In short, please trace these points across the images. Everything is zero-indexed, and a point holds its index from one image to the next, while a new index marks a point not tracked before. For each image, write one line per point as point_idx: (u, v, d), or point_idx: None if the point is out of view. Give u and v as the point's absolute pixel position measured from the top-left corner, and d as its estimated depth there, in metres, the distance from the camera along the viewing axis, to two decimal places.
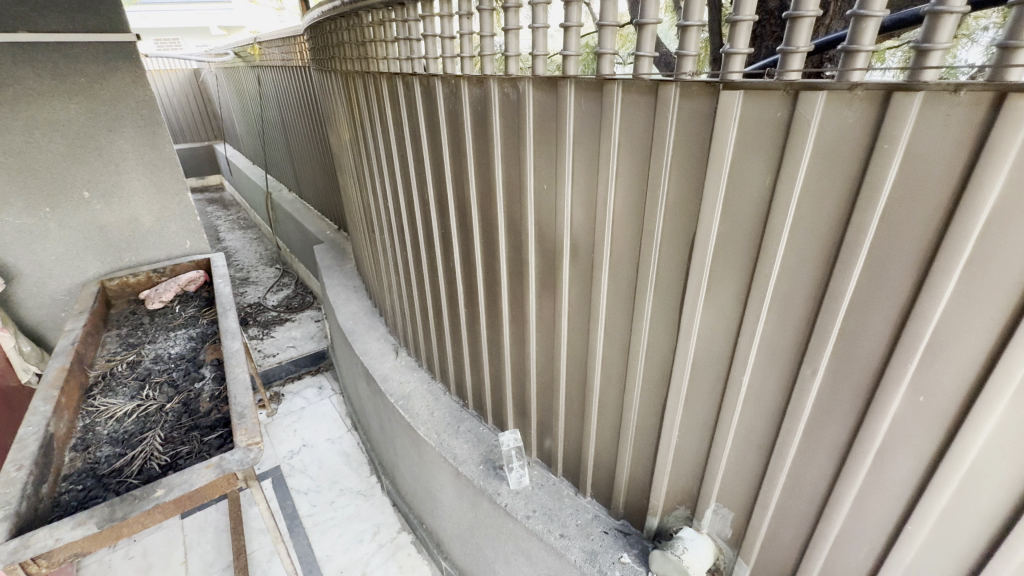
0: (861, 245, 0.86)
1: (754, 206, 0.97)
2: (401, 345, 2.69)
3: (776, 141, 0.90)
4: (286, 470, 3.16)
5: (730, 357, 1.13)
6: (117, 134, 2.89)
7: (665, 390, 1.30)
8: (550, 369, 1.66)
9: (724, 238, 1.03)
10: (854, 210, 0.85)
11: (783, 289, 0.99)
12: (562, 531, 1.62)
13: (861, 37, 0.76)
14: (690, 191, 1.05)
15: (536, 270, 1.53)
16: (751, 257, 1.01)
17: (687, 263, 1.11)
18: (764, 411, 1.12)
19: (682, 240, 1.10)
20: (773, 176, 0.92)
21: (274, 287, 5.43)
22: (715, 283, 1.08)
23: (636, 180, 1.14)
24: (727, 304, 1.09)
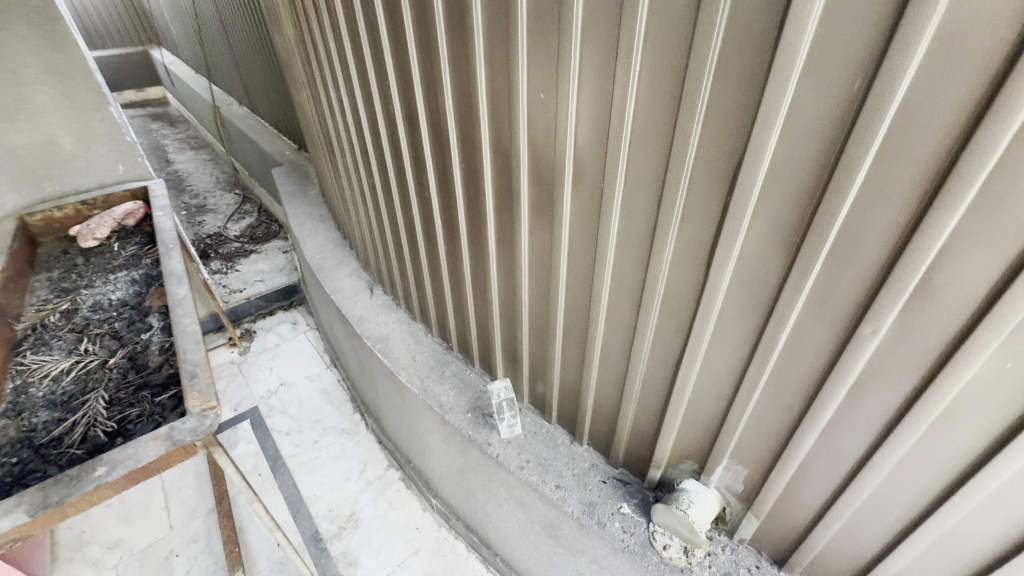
0: (978, 175, 0.64)
1: (830, 120, 0.73)
2: (375, 282, 2.45)
3: (879, 23, 0.64)
4: (264, 410, 3.04)
5: (766, 308, 0.95)
6: (5, 32, 2.35)
7: (682, 341, 1.13)
8: (546, 314, 1.47)
9: (781, 162, 0.80)
10: (980, 125, 0.62)
11: (852, 228, 0.78)
12: (557, 482, 1.53)
13: None
14: (742, 100, 0.80)
15: (530, 202, 1.28)
16: (814, 188, 0.79)
17: (726, 195, 0.89)
18: (802, 369, 0.97)
19: (721, 167, 0.87)
20: (867, 77, 0.67)
21: (235, 215, 5.00)
22: (761, 219, 0.86)
23: (667, 86, 0.87)
24: (773, 245, 0.88)
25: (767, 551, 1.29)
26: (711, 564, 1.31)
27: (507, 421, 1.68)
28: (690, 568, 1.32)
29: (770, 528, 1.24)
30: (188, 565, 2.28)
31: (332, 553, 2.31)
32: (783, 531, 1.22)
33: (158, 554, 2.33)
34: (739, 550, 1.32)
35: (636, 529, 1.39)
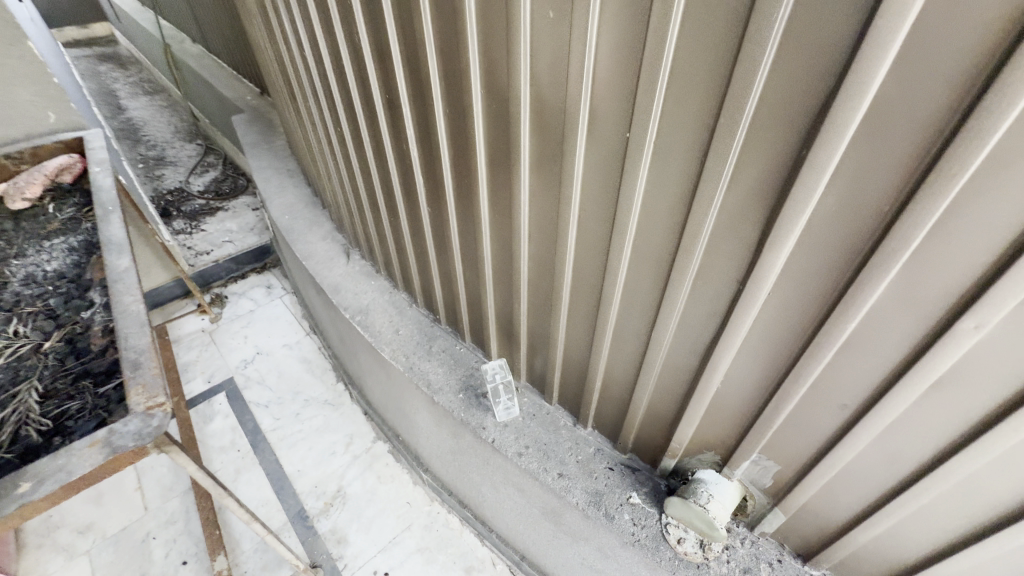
0: None
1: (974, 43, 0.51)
2: (351, 245, 2.21)
3: None
4: (241, 382, 2.86)
5: (832, 291, 0.77)
6: None
7: (717, 324, 0.95)
8: (548, 287, 1.27)
9: (887, 105, 0.59)
10: None
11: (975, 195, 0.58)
12: (560, 470, 1.39)
13: None
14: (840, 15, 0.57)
15: (532, 156, 1.05)
16: (929, 141, 0.58)
17: (797, 150, 0.68)
18: (868, 363, 0.80)
19: (796, 112, 0.65)
20: None
21: (198, 168, 4.60)
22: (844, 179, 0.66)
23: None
24: (854, 214, 0.68)
25: (790, 545, 1.18)
26: (730, 559, 1.20)
27: (504, 405, 1.54)
28: (707, 564, 1.21)
29: (798, 525, 1.12)
30: (166, 548, 2.16)
31: (319, 531, 2.21)
32: (813, 528, 1.10)
33: (134, 537, 2.21)
34: (759, 542, 1.21)
35: (647, 521, 1.28)
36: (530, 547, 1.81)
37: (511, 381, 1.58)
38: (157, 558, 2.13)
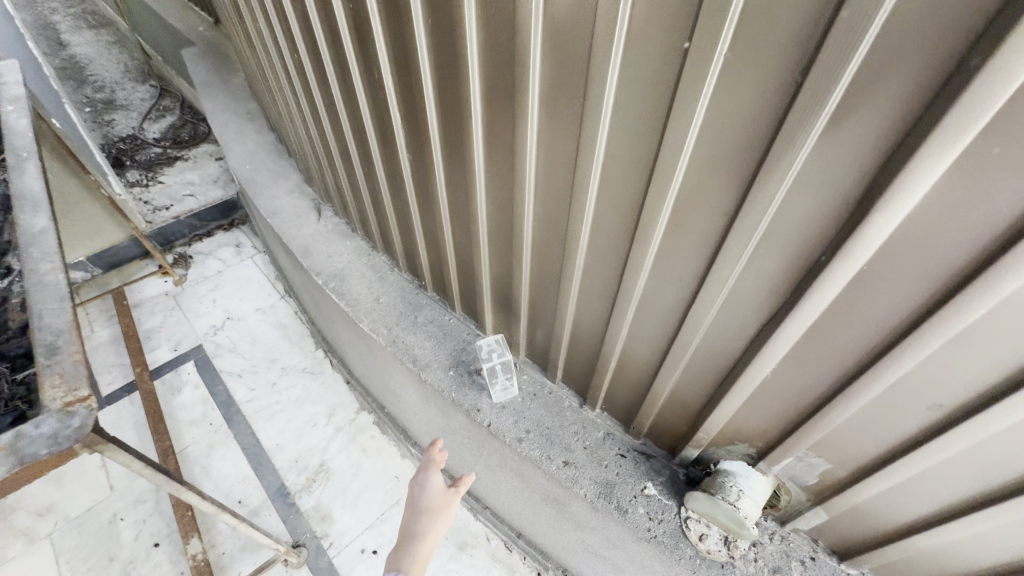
0: None
1: None
2: (323, 200, 1.94)
3: None
4: (211, 349, 2.65)
5: (960, 265, 0.57)
6: None
7: (779, 302, 0.76)
8: (558, 252, 1.06)
9: None
10: None
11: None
12: (566, 458, 1.23)
13: None
14: None
15: (543, 85, 0.81)
16: None
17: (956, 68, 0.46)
18: (987, 356, 0.62)
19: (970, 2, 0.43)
20: None
21: (152, 113, 4.15)
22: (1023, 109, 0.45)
23: None
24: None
25: (826, 541, 1.06)
26: (757, 557, 1.07)
27: (501, 386, 1.37)
28: (732, 563, 1.07)
29: (841, 524, 0.99)
30: (136, 530, 2.02)
31: (301, 508, 2.09)
32: (858, 529, 0.97)
33: (99, 518, 2.06)
34: (790, 538, 1.08)
35: (665, 515, 1.13)
36: (528, 527, 1.69)
37: (510, 358, 1.40)
38: (126, 541, 1.99)
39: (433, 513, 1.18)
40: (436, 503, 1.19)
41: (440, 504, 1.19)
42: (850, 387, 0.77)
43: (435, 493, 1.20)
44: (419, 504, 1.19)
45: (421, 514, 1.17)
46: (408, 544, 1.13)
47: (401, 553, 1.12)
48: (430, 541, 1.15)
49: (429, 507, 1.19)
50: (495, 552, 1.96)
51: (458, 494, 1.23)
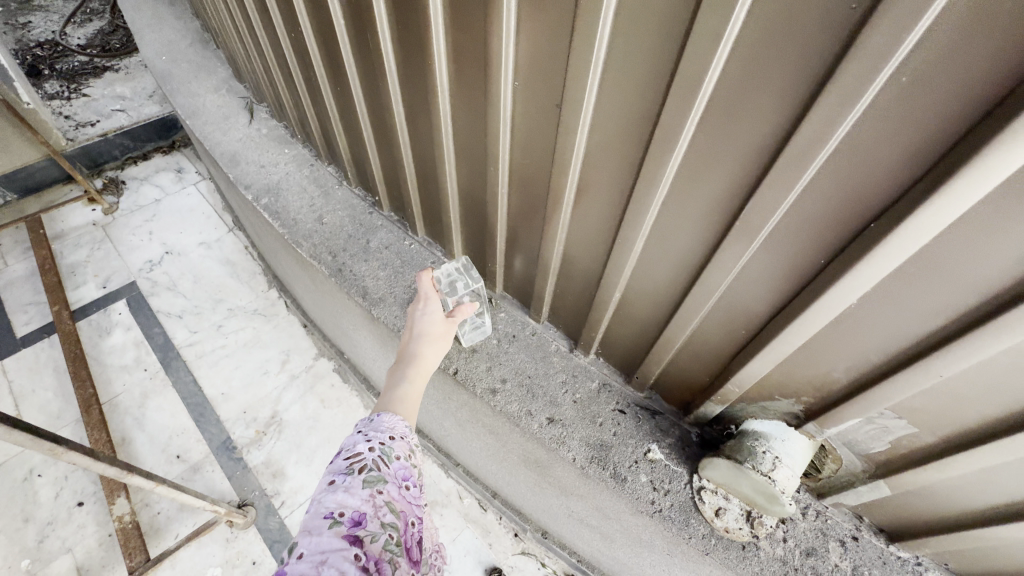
0: None
1: None
2: (257, 100, 1.57)
3: None
4: (145, 287, 2.31)
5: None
6: None
7: (913, 180, 0.46)
8: (546, 140, 0.75)
9: None
10: None
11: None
12: (551, 414, 0.99)
13: None
14: None
15: None
16: None
17: None
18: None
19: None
20: None
21: (76, 16, 3.55)
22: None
23: None
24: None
25: (874, 518, 0.84)
26: (786, 537, 0.85)
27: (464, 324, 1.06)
28: (756, 544, 0.85)
29: (903, 502, 0.76)
30: (55, 488, 1.76)
31: (249, 463, 1.85)
32: (928, 510, 0.74)
33: (13, 475, 1.79)
34: (827, 514, 0.86)
35: (673, 485, 0.90)
36: (505, 487, 1.48)
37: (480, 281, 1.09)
38: (45, 500, 1.74)
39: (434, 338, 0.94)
40: (435, 331, 0.94)
41: (440, 334, 0.95)
42: (1004, 318, 0.49)
43: (433, 322, 0.95)
44: (413, 331, 0.95)
45: (417, 341, 0.93)
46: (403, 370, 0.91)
47: (393, 386, 0.90)
48: (429, 367, 0.93)
49: (428, 333, 0.94)
50: (468, 512, 1.76)
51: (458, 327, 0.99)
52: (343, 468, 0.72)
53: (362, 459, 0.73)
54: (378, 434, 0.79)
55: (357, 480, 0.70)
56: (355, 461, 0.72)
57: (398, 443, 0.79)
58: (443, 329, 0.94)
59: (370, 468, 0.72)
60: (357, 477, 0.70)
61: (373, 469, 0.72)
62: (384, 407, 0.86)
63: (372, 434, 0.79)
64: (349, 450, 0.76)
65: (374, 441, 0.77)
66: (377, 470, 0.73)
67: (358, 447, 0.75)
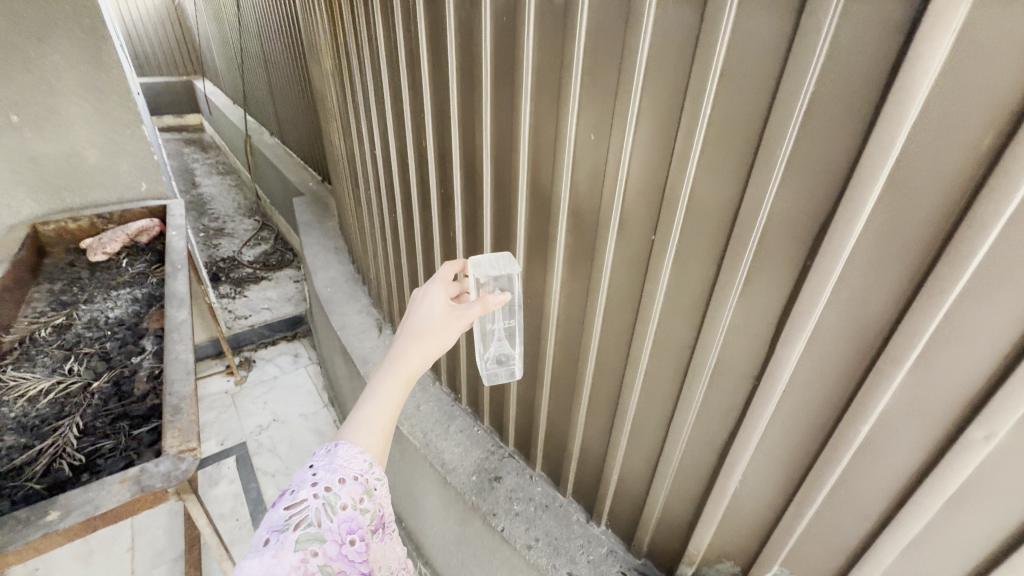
0: None
1: (938, 203, 0.61)
2: (385, 321, 2.34)
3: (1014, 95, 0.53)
4: (252, 447, 2.86)
5: (847, 387, 0.79)
6: (50, 48, 2.33)
7: (735, 418, 0.96)
8: (570, 374, 1.32)
9: (870, 249, 0.69)
10: None
11: (980, 301, 0.62)
12: (570, 569, 1.33)
13: None
14: (829, 170, 0.69)
15: (565, 249, 1.16)
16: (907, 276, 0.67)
17: (798, 273, 0.77)
18: (890, 466, 0.79)
19: (804, 217, 0.73)
20: (986, 157, 0.57)
21: (251, 241, 5.00)
22: (856, 279, 0.71)
23: (742, 149, 0.77)
24: (862, 311, 0.73)
25: None
26: None
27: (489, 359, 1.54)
28: None
29: None
30: None
31: None
32: None
33: None
34: None
35: None
36: None
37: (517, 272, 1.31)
38: None
39: (424, 335, 1.01)
40: (427, 330, 1.01)
41: (430, 333, 1.01)
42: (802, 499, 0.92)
43: (428, 320, 1.02)
44: (407, 327, 1.02)
45: (406, 341, 1.01)
46: (387, 367, 1.00)
47: (372, 398, 0.97)
48: (413, 367, 1.00)
49: (420, 329, 1.01)
50: None
51: (457, 321, 1.03)
52: (281, 520, 0.79)
53: (302, 512, 0.80)
54: (326, 478, 0.85)
55: (289, 540, 0.76)
56: (295, 514, 0.79)
57: (347, 489, 0.86)
58: (435, 326, 1.01)
59: (308, 524, 0.79)
60: (292, 535, 0.77)
61: (312, 525, 0.79)
62: (359, 427, 0.93)
63: (322, 477, 0.85)
64: (293, 496, 0.82)
65: (320, 488, 0.84)
66: (317, 525, 0.79)
67: (302, 496, 0.82)
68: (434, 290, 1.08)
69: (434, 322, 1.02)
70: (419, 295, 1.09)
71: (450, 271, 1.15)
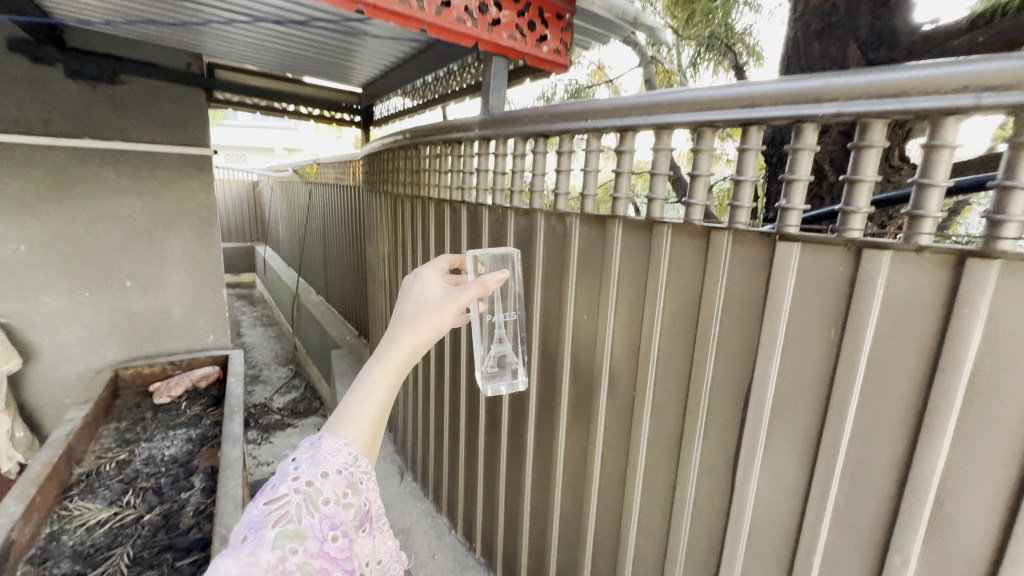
0: (945, 427, 0.77)
1: (816, 370, 0.90)
2: (407, 468, 2.50)
3: (838, 305, 0.86)
4: None
5: (797, 518, 0.97)
6: (171, 232, 3.00)
7: (718, 555, 1.10)
8: (576, 518, 1.46)
9: (784, 403, 0.95)
10: (930, 390, 0.78)
11: (865, 441, 0.86)
12: None
13: (857, 199, 0.80)
14: (744, 346, 0.99)
15: (568, 402, 1.43)
16: (814, 423, 0.92)
17: (740, 422, 1.02)
18: None
19: (736, 379, 1.01)
20: (836, 343, 0.87)
21: (282, 388, 5.32)
22: (781, 423, 0.96)
23: (686, 330, 1.09)
24: (792, 450, 0.96)
25: None
26: None
27: (488, 364, 1.42)
28: None
29: None
30: None
31: None
32: None
33: None
34: None
35: None
36: None
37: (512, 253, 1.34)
38: None
39: (418, 317, 0.85)
40: (420, 314, 0.86)
41: (423, 317, 0.85)
42: None
43: (420, 304, 0.87)
44: (397, 313, 0.87)
45: (396, 326, 0.85)
46: (373, 355, 0.82)
47: (355, 391, 0.79)
48: (404, 354, 0.82)
49: (413, 314, 0.86)
50: None
51: (456, 302, 0.88)
52: (261, 516, 0.66)
53: (283, 507, 0.66)
54: (308, 470, 0.70)
55: (267, 539, 0.63)
56: (275, 509, 0.66)
57: (330, 481, 0.70)
58: (430, 309, 0.86)
59: (288, 521, 0.65)
60: (269, 532, 0.63)
61: (291, 520, 0.65)
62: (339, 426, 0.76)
63: (303, 468, 0.70)
64: (274, 490, 0.69)
65: (302, 480, 0.69)
66: (297, 523, 0.65)
67: (282, 488, 0.68)
68: (426, 275, 0.94)
69: (429, 303, 0.87)
70: (410, 282, 0.94)
71: (443, 263, 1.03)
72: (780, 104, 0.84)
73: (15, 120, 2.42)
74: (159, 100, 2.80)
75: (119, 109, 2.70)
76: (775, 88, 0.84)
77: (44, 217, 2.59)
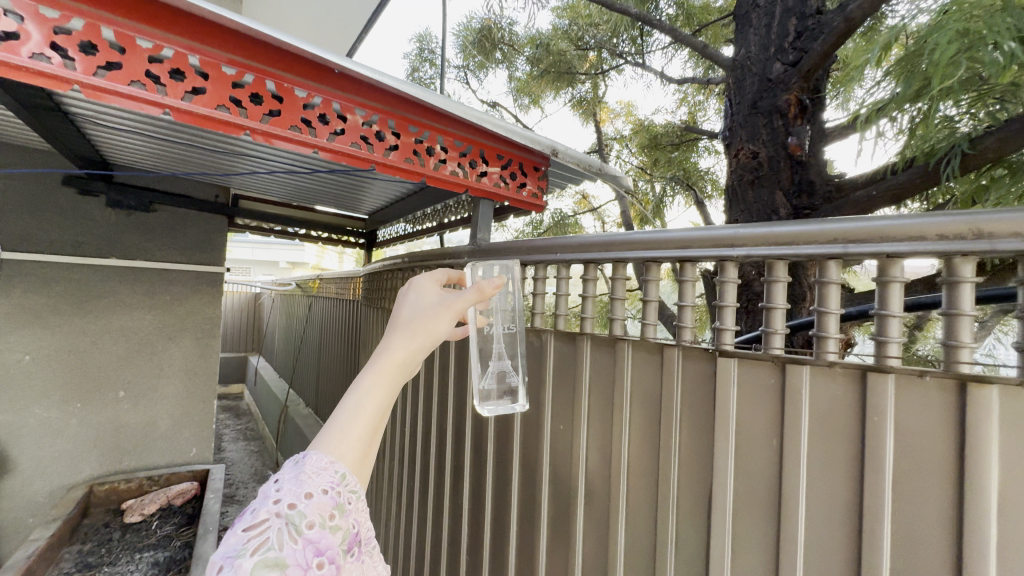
0: (883, 531, 0.84)
1: (765, 477, 0.98)
2: None
3: (775, 414, 0.98)
4: None
5: None
6: (174, 343, 3.13)
7: None
8: None
9: (743, 511, 1.01)
10: (864, 495, 0.86)
11: (818, 550, 0.91)
12: None
13: (773, 322, 0.99)
14: (702, 454, 1.08)
15: (548, 514, 1.45)
16: (772, 533, 0.97)
17: (707, 532, 1.06)
18: None
19: (698, 487, 1.08)
20: (778, 449, 0.97)
21: None
22: (744, 532, 1.01)
23: (650, 439, 1.18)
24: (756, 562, 0.99)
25: None
26: None
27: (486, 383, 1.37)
28: None
29: None
30: None
31: None
32: None
33: None
34: None
35: None
36: None
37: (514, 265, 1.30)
38: None
39: (413, 324, 0.84)
40: (416, 321, 0.85)
41: (418, 324, 0.84)
42: None
43: (416, 312, 0.87)
44: (392, 321, 0.87)
45: (391, 333, 0.84)
46: (366, 363, 0.81)
47: (346, 400, 0.77)
48: (398, 360, 0.81)
49: (408, 322, 0.86)
50: None
51: (454, 308, 0.87)
52: (238, 544, 0.61)
53: (263, 534, 0.62)
54: (291, 492, 0.66)
55: (245, 568, 0.59)
56: (254, 536, 0.62)
57: (315, 503, 0.66)
58: (426, 316, 0.85)
59: (268, 548, 0.61)
60: (248, 560, 0.60)
61: (272, 547, 0.61)
62: (327, 436, 0.74)
63: (286, 489, 0.67)
64: (253, 515, 0.65)
65: (283, 503, 0.65)
66: (278, 550, 0.61)
67: (263, 513, 0.64)
68: (421, 284, 0.94)
69: (424, 311, 0.87)
70: (405, 290, 0.94)
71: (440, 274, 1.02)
72: (705, 247, 1.05)
73: (52, 241, 2.67)
74: (184, 226, 3.13)
75: (147, 233, 3.00)
76: (699, 235, 1.07)
77: (55, 329, 2.72)
